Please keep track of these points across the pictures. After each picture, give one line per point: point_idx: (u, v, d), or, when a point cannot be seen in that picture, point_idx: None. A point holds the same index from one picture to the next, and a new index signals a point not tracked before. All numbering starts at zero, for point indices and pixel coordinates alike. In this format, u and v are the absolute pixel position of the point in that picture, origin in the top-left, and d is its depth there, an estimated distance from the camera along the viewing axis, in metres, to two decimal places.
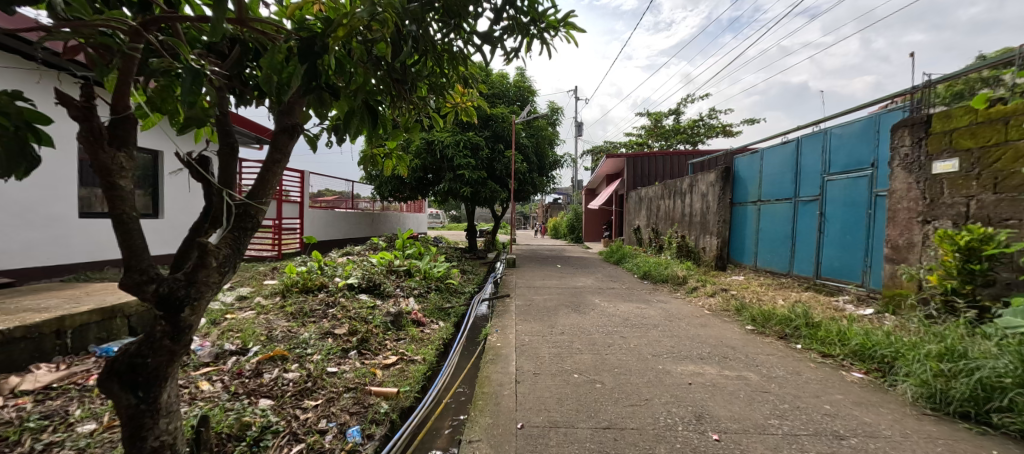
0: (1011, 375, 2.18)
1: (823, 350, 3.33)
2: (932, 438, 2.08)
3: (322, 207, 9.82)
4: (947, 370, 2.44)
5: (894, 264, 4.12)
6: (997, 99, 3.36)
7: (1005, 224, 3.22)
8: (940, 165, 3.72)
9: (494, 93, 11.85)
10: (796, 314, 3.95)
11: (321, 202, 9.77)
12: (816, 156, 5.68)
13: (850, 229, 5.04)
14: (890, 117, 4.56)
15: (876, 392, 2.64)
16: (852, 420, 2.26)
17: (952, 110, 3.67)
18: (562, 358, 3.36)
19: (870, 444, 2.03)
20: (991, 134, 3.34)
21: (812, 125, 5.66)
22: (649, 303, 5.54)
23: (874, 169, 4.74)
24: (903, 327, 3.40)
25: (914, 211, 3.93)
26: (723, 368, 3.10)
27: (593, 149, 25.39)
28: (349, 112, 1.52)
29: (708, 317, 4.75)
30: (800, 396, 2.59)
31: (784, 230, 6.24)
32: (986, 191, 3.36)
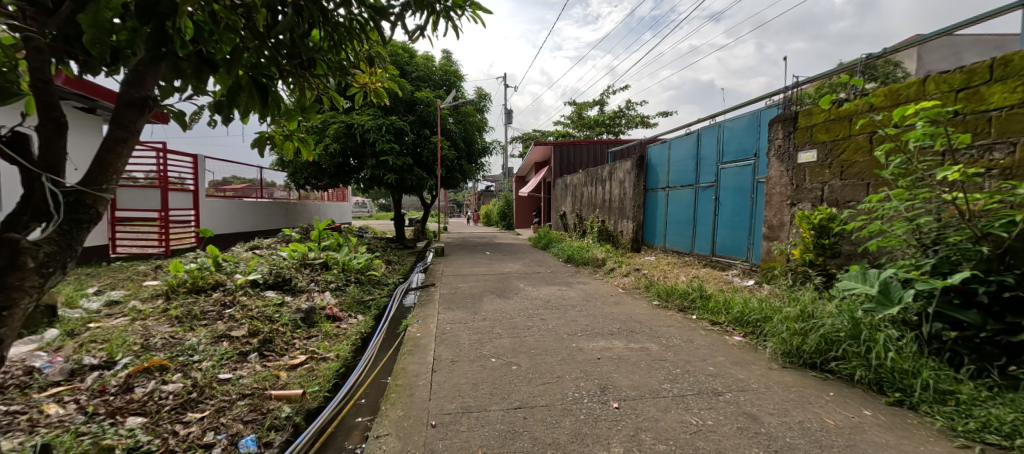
0: (844, 330, 2.65)
1: (712, 318, 3.76)
2: (787, 387, 2.46)
3: (227, 197, 8.78)
4: (802, 328, 2.88)
5: (769, 241, 4.76)
6: (842, 100, 3.97)
7: (846, 205, 3.87)
8: (803, 156, 4.34)
9: (417, 76, 11.37)
10: (693, 288, 4.41)
11: (226, 190, 8.72)
12: (713, 146, 6.30)
13: (738, 211, 5.71)
14: (768, 113, 5.20)
15: (751, 352, 3.04)
16: (729, 378, 2.59)
17: (812, 108, 4.26)
18: (482, 343, 3.39)
19: (740, 397, 2.34)
20: (841, 130, 3.94)
21: (709, 117, 6.23)
22: (570, 285, 5.80)
23: (756, 159, 5.39)
24: (774, 294, 3.96)
25: (785, 195, 4.57)
26: (629, 341, 3.36)
27: (521, 136, 25.68)
28: (232, 87, 1.32)
29: (622, 295, 5.11)
30: (691, 361, 2.89)
31: (687, 214, 6.88)
32: (834, 178, 4.00)
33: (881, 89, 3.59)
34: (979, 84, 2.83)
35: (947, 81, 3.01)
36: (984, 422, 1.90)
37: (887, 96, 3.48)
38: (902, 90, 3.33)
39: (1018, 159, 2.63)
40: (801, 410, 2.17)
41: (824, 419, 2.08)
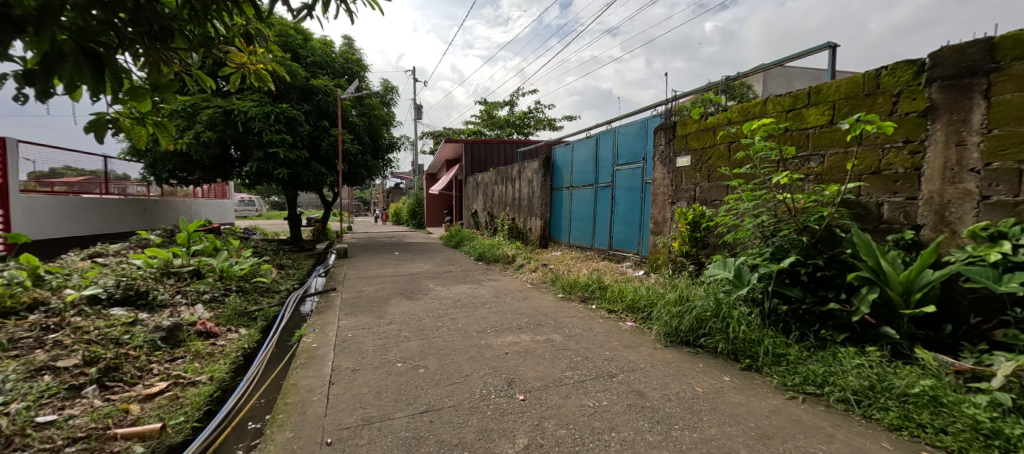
0: (710, 310, 3.06)
1: (609, 307, 4.09)
2: (669, 363, 2.77)
3: (61, 193, 7.19)
4: (678, 311, 3.26)
5: (655, 235, 5.32)
6: (710, 114, 4.61)
7: (712, 204, 4.49)
8: (680, 161, 4.93)
9: (313, 62, 10.36)
10: (592, 280, 4.74)
11: (59, 186, 7.15)
12: (609, 149, 6.83)
13: (630, 209, 6.28)
14: (654, 122, 5.80)
15: (640, 335, 3.38)
16: (622, 361, 2.83)
17: (686, 119, 4.87)
18: (386, 348, 3.23)
19: (630, 377, 2.58)
20: (708, 139, 4.55)
21: (605, 123, 6.75)
22: (481, 283, 5.83)
23: (644, 162, 5.98)
24: (659, 282, 4.44)
25: (667, 195, 5.14)
26: (536, 334, 3.49)
27: (430, 133, 25.10)
28: (49, 54, 1.02)
29: (530, 290, 5.29)
30: (589, 349, 3.09)
31: (587, 211, 7.38)
32: (703, 180, 4.60)
33: (736, 106, 4.24)
34: (801, 107, 3.49)
35: (781, 103, 3.67)
36: (806, 377, 2.35)
37: (740, 113, 4.13)
38: (751, 108, 3.98)
39: (825, 167, 3.30)
40: (678, 383, 2.46)
41: (695, 388, 2.39)
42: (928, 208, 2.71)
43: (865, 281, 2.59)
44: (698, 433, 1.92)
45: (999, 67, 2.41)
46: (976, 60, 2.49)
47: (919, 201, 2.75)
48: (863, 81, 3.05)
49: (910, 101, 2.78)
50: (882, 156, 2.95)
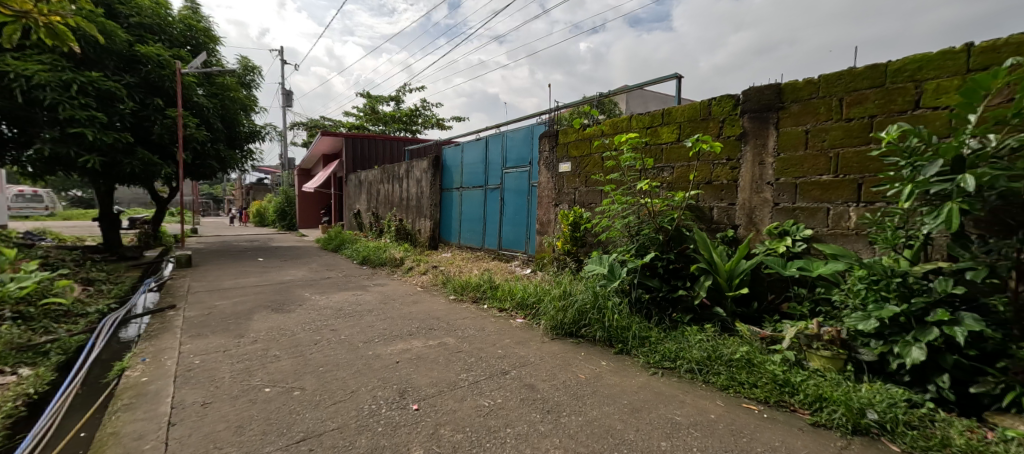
0: (589, 302, 3.41)
1: (500, 305, 4.25)
2: (555, 355, 3.01)
3: None
4: (562, 305, 3.56)
5: (541, 235, 5.69)
6: (587, 125, 5.11)
7: (589, 206, 4.99)
8: (562, 166, 5.36)
9: (138, 23, 8.21)
10: (483, 280, 4.86)
11: None
12: (497, 152, 7.08)
13: (518, 210, 6.60)
14: (539, 129, 6.20)
15: (529, 331, 3.59)
16: (514, 357, 2.99)
17: (567, 128, 5.32)
18: (249, 373, 2.86)
19: (521, 372, 2.73)
20: (585, 148, 5.04)
21: (494, 126, 6.97)
22: (366, 289, 5.51)
23: (530, 166, 6.35)
24: (546, 278, 4.77)
25: (551, 198, 5.54)
26: (428, 339, 3.46)
27: (305, 124, 22.71)
28: None
29: (420, 294, 5.20)
30: (482, 349, 3.18)
31: (477, 212, 7.54)
32: (582, 185, 5.09)
33: (608, 120, 4.79)
34: (657, 125, 4.11)
35: (642, 120, 4.26)
36: (663, 354, 2.79)
37: (611, 126, 4.68)
38: (620, 123, 4.54)
39: (675, 177, 3.94)
40: (563, 372, 2.70)
41: (578, 375, 2.64)
42: (742, 212, 3.43)
43: (703, 270, 3.18)
44: (582, 416, 2.13)
45: (785, 105, 3.19)
46: (772, 99, 3.25)
47: (736, 206, 3.47)
48: (700, 108, 3.73)
49: (732, 127, 3.50)
50: (712, 169, 3.64)
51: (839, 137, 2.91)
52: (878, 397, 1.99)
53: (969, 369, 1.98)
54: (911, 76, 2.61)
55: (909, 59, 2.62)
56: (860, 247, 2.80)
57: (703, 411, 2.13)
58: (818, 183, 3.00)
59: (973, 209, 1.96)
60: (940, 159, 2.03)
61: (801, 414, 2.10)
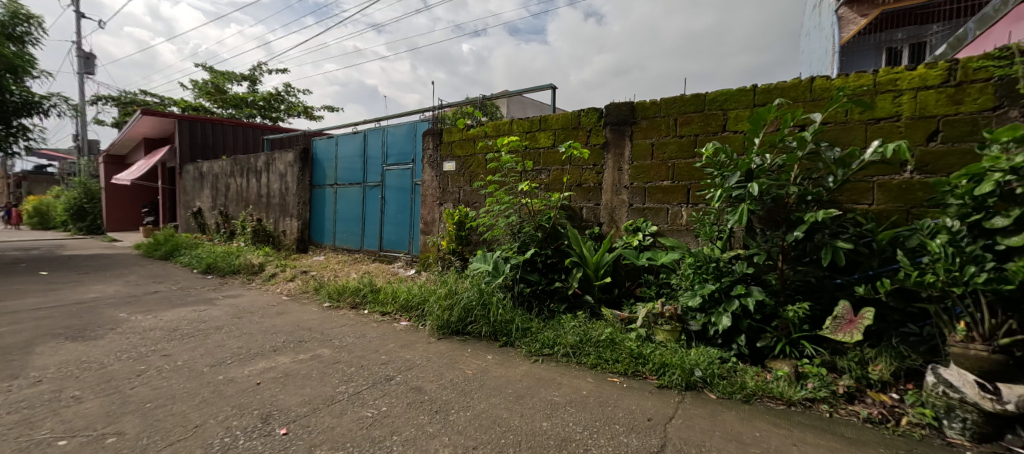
0: (473, 299, 3.53)
1: (382, 309, 4.11)
2: (440, 354, 3.06)
3: None
4: (448, 304, 3.60)
5: (425, 235, 5.65)
6: (471, 125, 5.23)
7: (473, 206, 5.12)
8: (447, 165, 5.39)
9: None
10: (362, 284, 4.59)
11: None
12: (377, 148, 6.76)
13: (400, 209, 6.42)
14: (422, 126, 6.12)
15: (413, 333, 3.56)
16: (398, 361, 2.94)
17: (452, 128, 5.36)
18: (29, 427, 2.10)
19: (406, 376, 2.71)
20: (469, 148, 5.16)
21: (374, 121, 6.65)
22: (213, 303, 4.72)
23: (414, 164, 6.22)
24: (430, 279, 4.76)
25: (435, 197, 5.53)
26: (298, 353, 3.16)
27: (118, 100, 18.19)
28: None
29: (286, 303, 4.68)
30: (364, 356, 3.03)
31: (356, 212, 7.10)
32: (466, 184, 5.19)
33: (491, 122, 4.99)
34: (535, 130, 4.43)
35: (522, 125, 4.55)
36: (542, 342, 3.06)
37: (494, 129, 4.90)
38: (502, 126, 4.77)
39: (551, 179, 4.31)
40: (449, 370, 2.76)
41: (464, 371, 2.75)
42: (605, 211, 3.94)
43: (575, 264, 3.56)
44: (470, 411, 2.21)
45: (637, 121, 3.76)
46: (627, 114, 3.80)
47: (601, 206, 3.97)
48: (571, 118, 4.16)
49: (597, 136, 3.98)
50: (582, 173, 4.08)
51: (675, 149, 3.55)
52: (703, 358, 2.51)
53: (757, 329, 2.64)
54: (721, 105, 3.33)
55: (719, 92, 3.35)
56: (689, 240, 3.48)
57: (577, 389, 2.41)
58: (661, 187, 3.62)
59: (758, 209, 2.61)
60: (738, 171, 2.65)
61: (650, 379, 2.53)
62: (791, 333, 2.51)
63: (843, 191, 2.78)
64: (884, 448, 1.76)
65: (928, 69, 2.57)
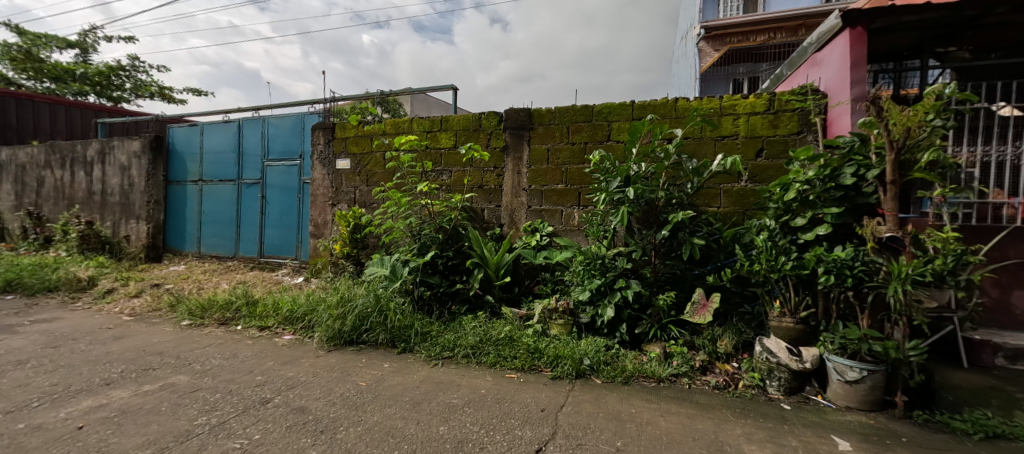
0: (369, 306, 3.35)
1: (261, 324, 3.65)
2: (331, 368, 2.81)
3: None
4: (341, 312, 3.37)
5: (315, 238, 5.18)
6: (367, 122, 4.95)
7: (370, 206, 4.84)
8: (340, 163, 5.01)
9: None
10: (236, 296, 4.02)
11: None
12: (256, 141, 6.01)
13: (285, 211, 5.80)
14: (311, 119, 5.61)
15: (299, 347, 3.23)
16: (279, 380, 2.61)
17: (345, 122, 5.00)
18: None
19: (288, 395, 2.40)
20: (365, 145, 4.86)
21: (251, 110, 5.90)
22: (16, 331, 3.68)
23: (302, 160, 5.67)
24: (320, 287, 4.38)
25: (327, 197, 5.10)
26: (141, 384, 2.55)
27: None
28: None
29: (129, 325, 3.87)
30: (233, 378, 2.64)
31: (229, 213, 6.22)
32: (362, 183, 4.88)
33: (389, 120, 4.78)
34: (436, 130, 4.38)
35: (422, 124, 4.45)
36: (443, 345, 3.04)
37: (392, 127, 4.70)
38: (401, 124, 4.61)
39: (452, 180, 4.30)
40: (340, 384, 2.55)
41: (358, 383, 2.57)
42: (506, 212, 4.07)
43: (476, 265, 3.60)
44: (361, 425, 2.05)
45: (534, 127, 3.96)
46: (525, 120, 3.98)
47: (501, 207, 4.09)
48: (471, 121, 4.20)
49: (497, 139, 4.09)
50: (482, 175, 4.16)
51: (568, 155, 3.82)
52: (591, 347, 2.75)
53: (635, 317, 2.98)
54: (606, 117, 3.68)
55: (605, 105, 3.70)
56: (580, 239, 3.77)
57: (476, 389, 2.45)
58: (555, 190, 3.86)
59: (634, 211, 2.95)
60: (619, 177, 2.97)
61: (545, 372, 2.68)
62: (661, 318, 2.89)
63: (699, 195, 3.28)
64: (726, 409, 2.13)
65: (757, 98, 3.18)
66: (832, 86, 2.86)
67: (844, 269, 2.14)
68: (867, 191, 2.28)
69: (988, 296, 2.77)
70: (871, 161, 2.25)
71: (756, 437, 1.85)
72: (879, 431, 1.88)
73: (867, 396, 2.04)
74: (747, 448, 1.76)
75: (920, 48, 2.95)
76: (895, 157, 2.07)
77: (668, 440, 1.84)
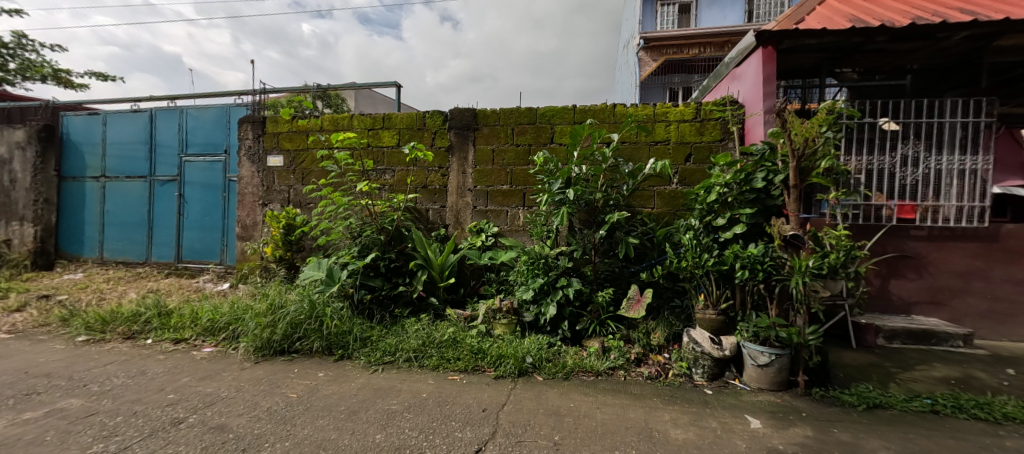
0: (303, 312, 3.16)
1: (176, 336, 3.30)
2: (257, 381, 2.61)
3: None
4: (271, 321, 3.15)
5: (243, 241, 4.79)
6: (301, 117, 4.65)
7: (305, 207, 4.56)
8: (271, 160, 4.67)
9: None
10: (145, 306, 3.60)
11: None
12: (171, 134, 5.43)
13: (207, 211, 5.30)
14: (237, 112, 5.18)
15: (221, 360, 2.96)
16: (196, 397, 2.38)
17: (277, 116, 4.66)
18: None
19: (207, 414, 2.20)
20: (300, 141, 4.57)
21: (167, 99, 5.33)
22: None
23: (227, 155, 5.22)
24: (247, 293, 4.05)
25: (256, 196, 4.73)
26: (22, 411, 2.20)
27: None
28: None
29: (6, 343, 3.32)
30: (138, 398, 2.36)
31: (139, 214, 5.58)
32: (296, 182, 4.57)
33: (326, 115, 4.54)
34: (378, 128, 4.22)
35: (362, 121, 4.27)
36: (384, 350, 2.94)
37: (330, 122, 4.46)
38: (340, 120, 4.39)
39: (395, 180, 4.18)
40: (267, 398, 2.38)
41: (289, 395, 2.41)
42: (451, 213, 4.03)
43: (420, 266, 3.53)
44: (291, 440, 1.93)
45: (479, 127, 3.96)
46: (470, 120, 3.96)
47: (446, 207, 4.04)
48: (415, 119, 4.11)
49: (442, 139, 4.04)
50: (427, 175, 4.08)
51: (512, 157, 3.86)
52: (533, 345, 2.81)
53: (576, 314, 3.08)
54: (549, 119, 3.77)
55: (548, 109, 3.79)
56: (525, 239, 3.83)
57: (416, 393, 2.40)
58: (500, 191, 3.89)
59: (575, 212, 3.06)
60: (559, 179, 3.06)
61: (489, 372, 2.70)
62: (600, 314, 3.02)
63: (635, 197, 3.47)
64: (657, 397, 2.27)
65: (685, 106, 3.42)
66: (748, 98, 3.15)
67: (756, 264, 2.37)
68: (775, 194, 2.54)
69: (872, 285, 3.19)
70: (778, 167, 2.51)
71: (682, 422, 1.99)
72: (784, 408, 2.11)
73: (775, 377, 2.28)
74: (673, 432, 1.89)
75: (820, 67, 3.28)
76: (796, 164, 2.33)
77: (602, 431, 1.92)
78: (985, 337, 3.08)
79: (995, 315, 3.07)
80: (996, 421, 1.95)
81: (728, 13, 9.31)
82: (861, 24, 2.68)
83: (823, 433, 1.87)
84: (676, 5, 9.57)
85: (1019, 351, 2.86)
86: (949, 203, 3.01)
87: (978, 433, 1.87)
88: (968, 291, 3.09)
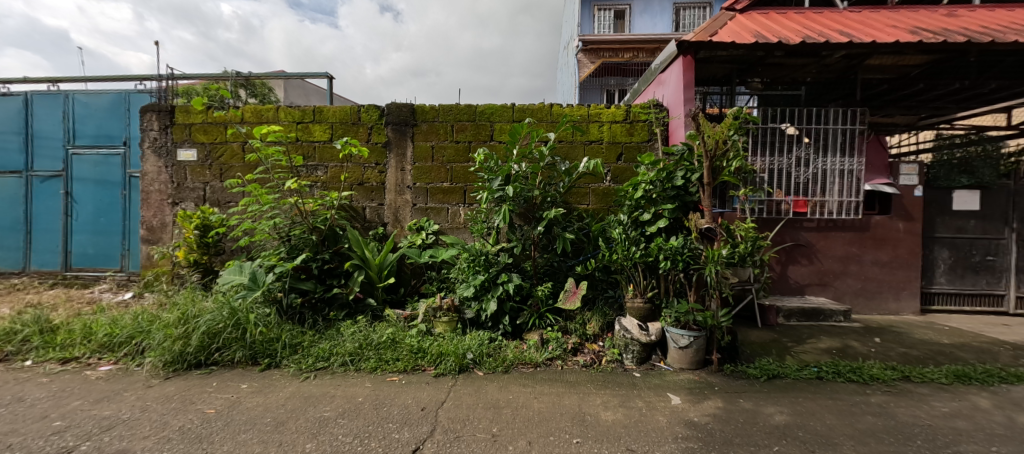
0: (221, 321, 2.91)
1: (63, 355, 2.88)
2: (168, 398, 2.36)
3: None
4: (183, 332, 2.86)
5: (149, 244, 4.28)
6: (218, 107, 4.23)
7: (225, 205, 4.17)
8: (182, 154, 4.21)
9: None
10: (23, 322, 3.10)
11: None
12: (54, 122, 4.70)
13: (104, 211, 4.66)
14: (139, 99, 4.61)
15: (121, 379, 2.63)
16: (89, 422, 2.10)
17: (189, 106, 4.20)
18: None
19: (105, 439, 1.95)
20: (217, 134, 4.16)
21: (47, 82, 4.59)
22: None
23: (127, 148, 4.63)
24: (154, 303, 3.62)
25: (164, 194, 4.24)
26: None
27: None
28: None
29: None
30: (13, 429, 2.04)
31: (13, 215, 4.77)
32: (213, 179, 4.17)
33: (247, 106, 4.18)
34: (308, 121, 3.97)
35: (290, 114, 3.98)
36: (317, 355, 2.80)
37: (252, 114, 4.11)
38: (264, 112, 4.06)
39: (328, 177, 3.97)
40: (180, 415, 2.17)
41: (206, 411, 2.21)
42: (389, 210, 3.91)
43: (356, 266, 3.39)
44: None
45: (417, 123, 3.87)
46: (408, 116, 3.87)
47: (385, 206, 3.91)
48: (349, 113, 3.92)
49: (378, 134, 3.90)
50: (363, 172, 3.92)
51: (452, 154, 3.83)
52: (475, 342, 2.82)
53: (517, 308, 3.14)
54: (489, 118, 3.80)
55: (488, 106, 3.80)
56: (466, 236, 3.83)
57: (352, 398, 2.31)
58: (441, 188, 3.85)
59: (515, 208, 3.11)
60: (499, 176, 3.10)
61: (429, 370, 2.66)
62: (539, 308, 3.11)
63: (571, 194, 3.60)
64: (590, 383, 2.39)
65: (617, 108, 3.61)
66: (671, 102, 3.40)
67: (676, 255, 2.58)
68: (693, 191, 2.77)
69: (775, 272, 3.61)
70: (695, 166, 2.74)
71: (612, 404, 2.12)
72: (700, 384, 2.33)
73: (694, 357, 2.51)
74: (603, 415, 2.01)
75: (732, 76, 3.59)
76: (709, 164, 2.57)
77: (538, 419, 1.99)
78: (860, 312, 3.61)
79: (866, 294, 3.61)
80: (865, 382, 2.31)
81: (658, 22, 9.95)
82: (763, 39, 3.00)
83: (730, 404, 2.09)
84: (613, 10, 10.06)
85: (884, 322, 3.39)
86: (834, 198, 3.47)
87: (851, 392, 2.21)
88: (847, 273, 3.60)
